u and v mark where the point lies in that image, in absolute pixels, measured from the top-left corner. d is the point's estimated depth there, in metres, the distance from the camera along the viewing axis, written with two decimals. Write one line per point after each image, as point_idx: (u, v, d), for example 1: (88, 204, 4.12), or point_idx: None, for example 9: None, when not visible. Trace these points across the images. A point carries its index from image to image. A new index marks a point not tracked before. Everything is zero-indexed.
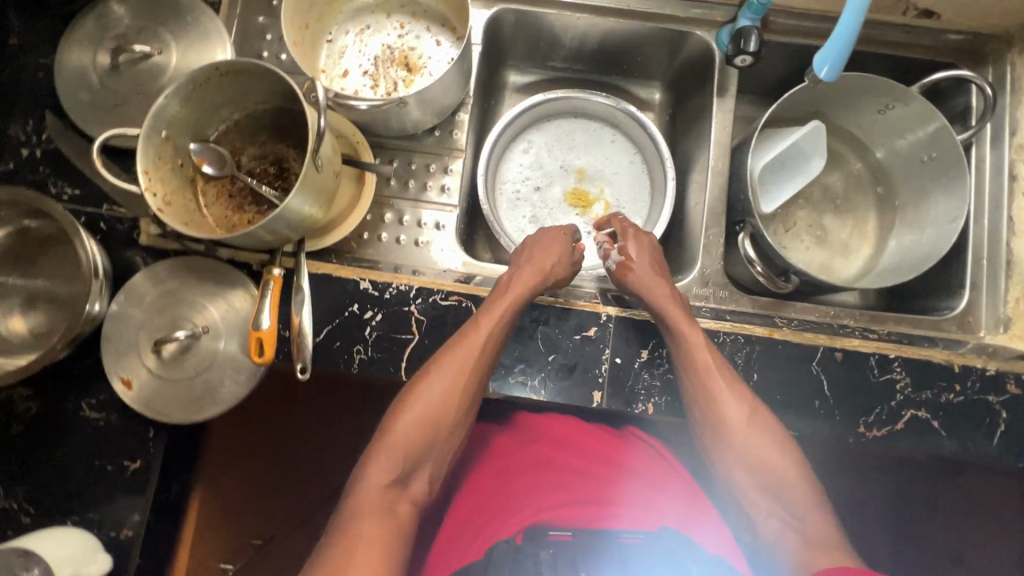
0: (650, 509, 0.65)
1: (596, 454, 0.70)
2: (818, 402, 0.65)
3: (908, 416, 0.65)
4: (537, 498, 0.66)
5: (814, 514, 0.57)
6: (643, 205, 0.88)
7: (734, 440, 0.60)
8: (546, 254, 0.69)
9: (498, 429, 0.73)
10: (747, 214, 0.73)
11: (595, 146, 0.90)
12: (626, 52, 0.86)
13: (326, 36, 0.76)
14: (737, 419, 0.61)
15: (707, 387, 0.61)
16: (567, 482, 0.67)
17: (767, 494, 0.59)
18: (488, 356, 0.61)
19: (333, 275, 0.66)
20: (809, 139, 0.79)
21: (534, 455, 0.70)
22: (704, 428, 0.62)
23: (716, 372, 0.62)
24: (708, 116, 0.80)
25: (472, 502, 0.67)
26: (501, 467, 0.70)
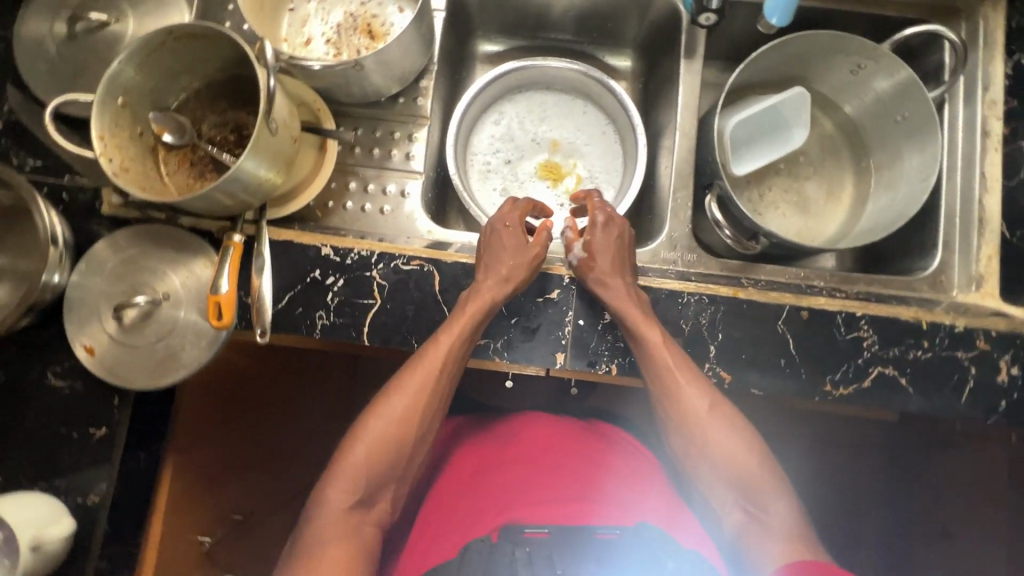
0: (628, 503, 0.66)
1: (573, 449, 0.71)
2: (783, 360, 0.64)
3: (875, 372, 0.64)
4: (509, 491, 0.66)
5: (779, 504, 0.60)
6: (616, 174, 0.88)
7: (699, 431, 0.62)
8: (499, 255, 0.65)
9: (471, 432, 0.74)
10: (715, 177, 0.72)
11: (567, 116, 0.89)
12: (595, 18, 0.85)
13: (288, 4, 0.75)
14: (700, 415, 0.62)
15: (670, 387, 0.62)
16: (542, 478, 0.67)
17: (733, 488, 0.62)
18: (457, 353, 0.63)
19: (294, 242, 0.65)
20: (790, 104, 0.77)
21: (511, 451, 0.70)
22: (671, 422, 0.63)
23: (680, 365, 0.62)
24: (677, 80, 0.79)
25: (443, 505, 0.67)
26: (476, 466, 0.70)
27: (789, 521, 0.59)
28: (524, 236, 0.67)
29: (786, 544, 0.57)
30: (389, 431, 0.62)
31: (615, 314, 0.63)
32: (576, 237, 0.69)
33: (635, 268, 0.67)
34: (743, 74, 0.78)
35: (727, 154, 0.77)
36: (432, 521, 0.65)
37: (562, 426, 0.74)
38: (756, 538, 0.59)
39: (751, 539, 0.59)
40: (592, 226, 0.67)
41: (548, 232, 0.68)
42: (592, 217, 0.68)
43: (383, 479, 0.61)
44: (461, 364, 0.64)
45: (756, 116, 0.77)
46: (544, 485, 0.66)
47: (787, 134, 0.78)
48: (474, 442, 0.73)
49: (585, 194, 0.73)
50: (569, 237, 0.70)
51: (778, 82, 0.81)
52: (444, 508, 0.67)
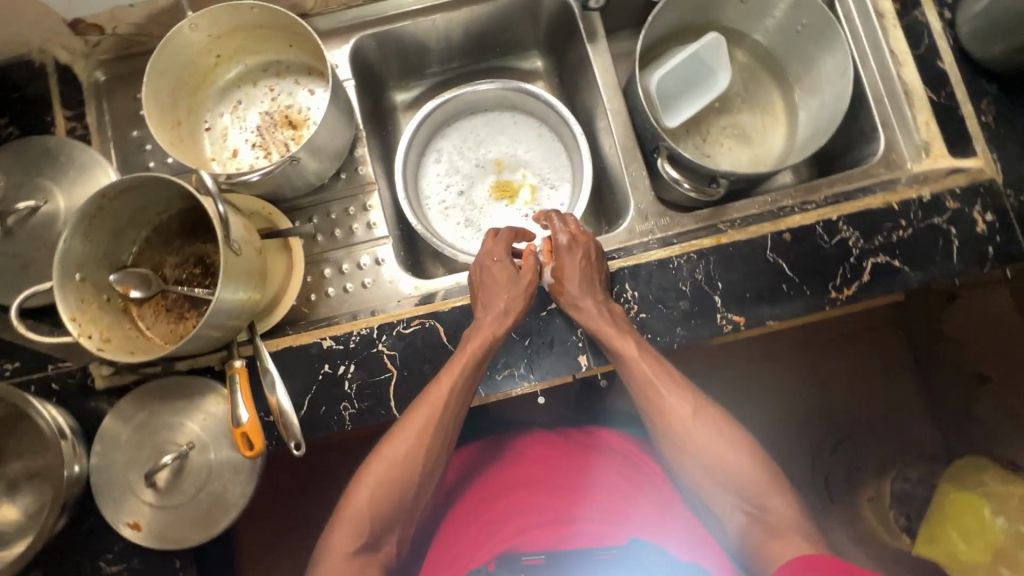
0: (618, 518, 0.72)
1: (572, 470, 0.75)
2: (785, 285, 0.66)
3: (869, 265, 0.67)
4: (511, 519, 0.72)
5: (776, 500, 0.62)
6: (565, 168, 0.90)
7: (687, 437, 0.65)
8: (494, 291, 0.66)
9: (489, 459, 0.77)
10: (659, 140, 0.75)
11: (501, 132, 0.91)
12: (494, 35, 0.88)
13: (203, 125, 0.75)
14: (682, 418, 0.66)
15: (652, 397, 0.66)
16: (540, 503, 0.73)
17: (730, 488, 0.64)
18: (460, 391, 0.62)
19: (294, 346, 0.65)
20: (709, 52, 0.80)
21: (518, 477, 0.76)
22: (657, 428, 0.67)
23: (661, 374, 0.65)
24: (589, 64, 0.82)
25: (460, 522, 0.73)
26: (489, 492, 0.75)
27: (786, 517, 0.61)
28: (514, 267, 0.69)
29: (785, 542, 0.58)
30: (392, 471, 0.62)
31: (589, 330, 0.65)
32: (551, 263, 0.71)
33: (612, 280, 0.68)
34: (648, 35, 0.81)
35: (657, 108, 0.80)
36: (450, 543, 0.71)
37: (557, 445, 0.77)
38: (755, 538, 0.60)
39: (750, 540, 0.61)
40: (562, 251, 0.69)
41: (535, 256, 0.71)
42: (557, 240, 0.70)
43: (388, 521, 0.62)
44: (465, 405, 0.64)
45: (676, 69, 0.80)
46: (540, 510, 0.73)
47: (713, 77, 0.81)
48: (490, 468, 0.76)
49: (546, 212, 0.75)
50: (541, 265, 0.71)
51: (679, 33, 0.85)
52: (461, 540, 0.71)
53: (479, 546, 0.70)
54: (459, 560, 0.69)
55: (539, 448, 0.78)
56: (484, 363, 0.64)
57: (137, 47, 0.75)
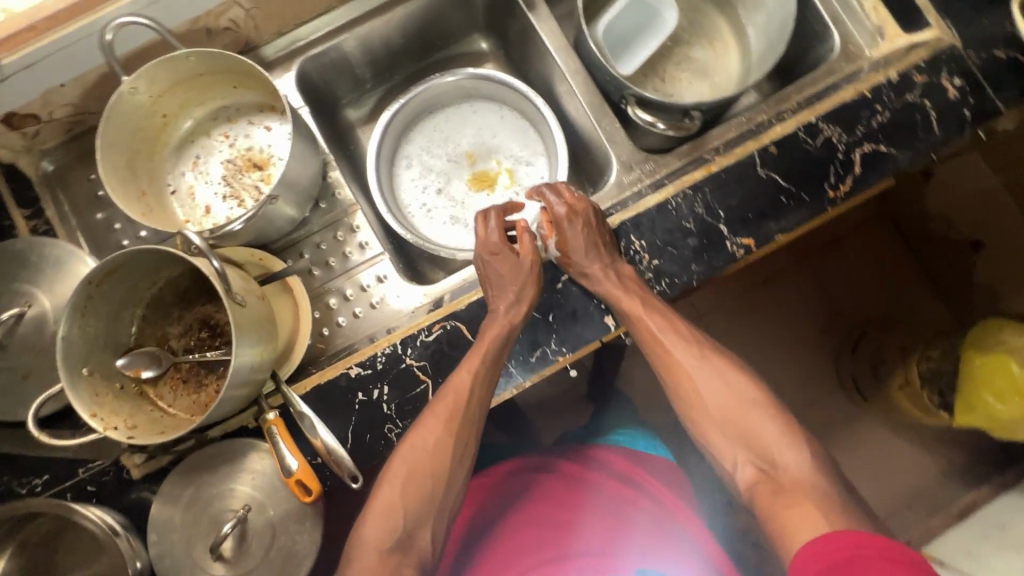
0: (621, 549, 0.79)
1: (577, 503, 0.83)
2: (783, 196, 0.67)
3: (858, 156, 0.68)
4: (530, 554, 0.79)
5: (787, 455, 0.63)
6: (536, 143, 0.90)
7: (692, 386, 0.69)
8: (502, 282, 0.66)
9: (511, 497, 0.85)
10: (624, 88, 0.75)
11: (464, 123, 0.91)
12: (433, 28, 0.86)
13: (168, 189, 0.72)
14: (688, 370, 0.69)
15: (658, 347, 0.69)
16: (553, 536, 0.80)
17: (738, 445, 0.65)
18: (483, 379, 0.62)
19: (322, 382, 0.64)
20: None
21: (535, 514, 0.83)
22: (667, 384, 0.71)
23: (669, 334, 0.69)
24: (536, 32, 0.81)
25: (491, 560, 0.80)
26: (513, 526, 0.82)
27: (795, 469, 0.61)
28: (514, 253, 0.69)
29: (791, 500, 0.59)
30: (420, 456, 0.62)
31: (597, 294, 0.65)
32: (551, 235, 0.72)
33: (616, 245, 0.67)
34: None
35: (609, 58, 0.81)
36: None
37: (562, 480, 0.86)
38: (763, 493, 0.61)
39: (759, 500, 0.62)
40: (563, 224, 0.69)
41: (529, 235, 0.71)
42: (554, 212, 0.71)
43: (423, 513, 0.62)
44: (490, 391, 0.63)
45: (621, 16, 0.82)
46: (551, 545, 0.79)
47: (659, 17, 0.82)
48: (510, 508, 0.84)
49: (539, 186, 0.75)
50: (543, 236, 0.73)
51: None
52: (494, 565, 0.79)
53: None
54: None
55: (550, 482, 0.86)
56: (507, 343, 0.63)
57: (77, 126, 0.72)
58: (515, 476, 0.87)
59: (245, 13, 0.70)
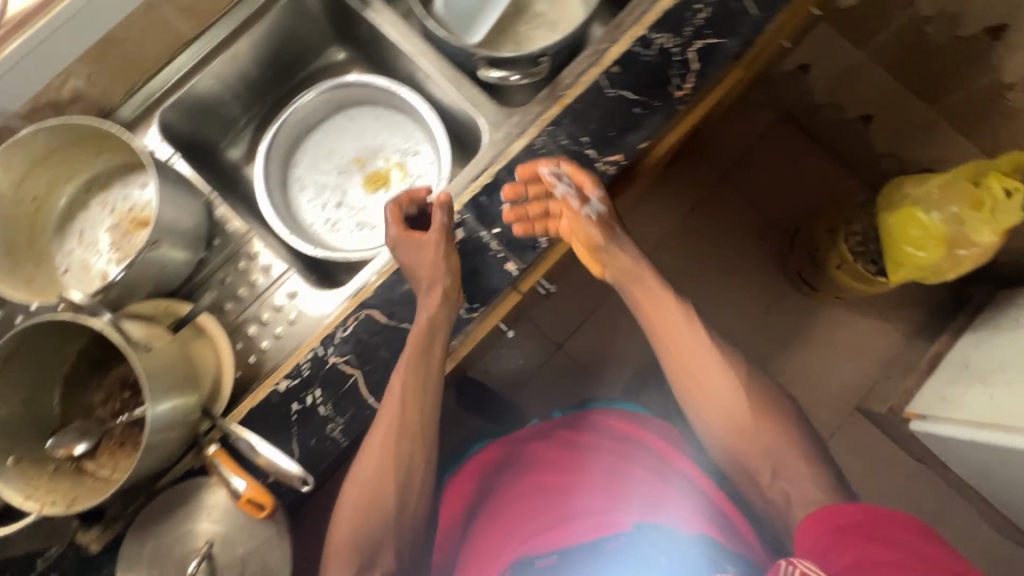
0: (620, 507, 0.80)
1: (576, 467, 0.85)
2: (636, 107, 0.71)
3: (693, 55, 0.72)
4: (529, 523, 0.81)
5: (802, 469, 0.74)
6: (416, 131, 0.93)
7: (718, 394, 0.77)
8: (414, 267, 0.66)
9: (509, 474, 0.88)
10: (472, 54, 0.78)
11: (345, 133, 0.94)
12: (284, 51, 0.89)
13: (60, 271, 0.73)
14: (714, 381, 0.77)
15: (679, 349, 0.78)
16: (553, 501, 0.82)
17: (766, 460, 0.75)
18: (421, 372, 0.65)
19: (255, 404, 0.65)
20: None
21: (533, 483, 0.85)
22: (688, 380, 0.78)
23: (680, 330, 0.78)
24: (378, 27, 0.84)
25: (490, 534, 0.82)
26: (511, 498, 0.85)
27: (813, 488, 0.73)
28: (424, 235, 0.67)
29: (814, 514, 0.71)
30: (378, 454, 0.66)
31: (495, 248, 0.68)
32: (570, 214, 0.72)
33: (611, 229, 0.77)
34: None
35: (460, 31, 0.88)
36: (478, 553, 0.81)
37: (561, 446, 0.88)
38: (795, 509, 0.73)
39: (788, 514, 0.74)
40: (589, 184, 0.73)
41: (441, 212, 0.67)
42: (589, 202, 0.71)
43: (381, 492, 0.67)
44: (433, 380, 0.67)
45: None
46: (550, 509, 0.81)
47: None
48: (508, 482, 0.87)
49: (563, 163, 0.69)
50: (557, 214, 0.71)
51: None
52: (491, 537, 0.81)
53: (501, 550, 0.79)
54: (484, 562, 0.79)
55: (547, 448, 0.88)
56: (436, 337, 0.66)
57: None
58: (518, 453, 0.89)
59: (85, 81, 0.71)
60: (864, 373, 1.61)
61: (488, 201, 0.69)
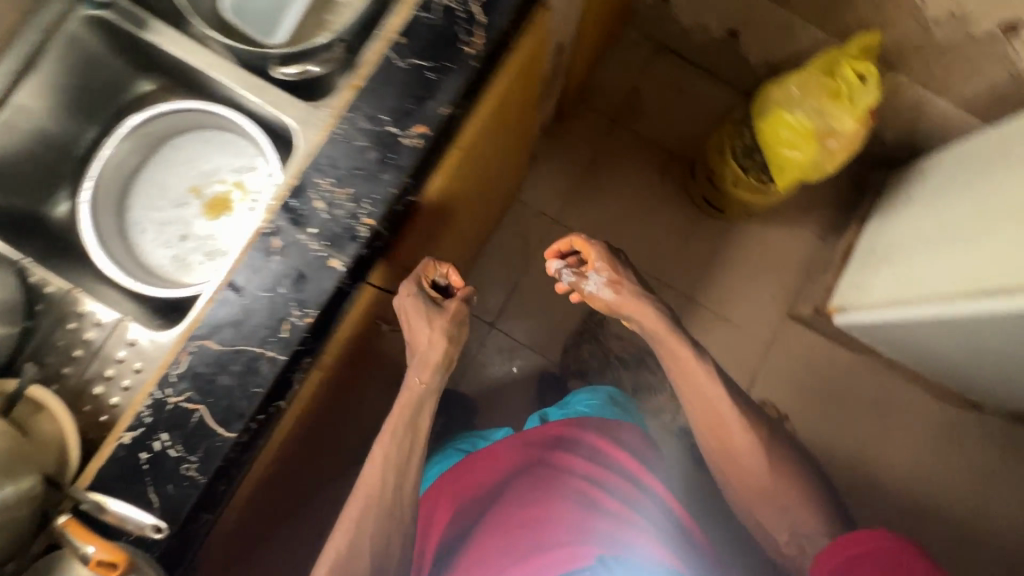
0: (588, 532, 0.83)
1: (553, 496, 0.88)
2: (429, 73, 0.69)
3: (477, 9, 0.70)
4: (508, 549, 0.84)
5: (803, 512, 0.88)
6: (246, 145, 0.89)
7: (735, 444, 0.91)
8: (414, 321, 0.83)
9: (492, 504, 0.91)
10: (266, 57, 0.77)
11: (173, 165, 0.89)
12: (77, 93, 0.84)
13: None
14: (737, 435, 0.90)
15: (702, 396, 0.92)
16: (530, 530, 0.84)
17: (770, 504, 0.90)
18: (413, 403, 0.82)
19: (102, 463, 0.62)
20: None
21: (513, 511, 0.88)
22: (714, 429, 0.92)
23: (702, 386, 0.91)
24: (164, 48, 0.79)
25: (471, 561, 0.85)
26: (493, 525, 0.88)
27: (811, 530, 0.88)
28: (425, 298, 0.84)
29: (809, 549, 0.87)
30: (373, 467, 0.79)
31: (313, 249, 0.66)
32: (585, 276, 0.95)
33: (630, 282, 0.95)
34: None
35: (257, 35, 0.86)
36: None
37: (542, 474, 0.92)
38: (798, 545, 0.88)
39: (784, 545, 0.90)
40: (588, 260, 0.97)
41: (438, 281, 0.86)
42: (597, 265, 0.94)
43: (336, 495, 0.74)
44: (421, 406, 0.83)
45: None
46: (527, 537, 0.84)
47: None
48: (493, 509, 0.90)
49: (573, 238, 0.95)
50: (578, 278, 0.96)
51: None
52: (481, 547, 0.86)
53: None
54: None
55: (529, 478, 0.92)
56: (423, 407, 0.83)
57: None
58: (506, 481, 0.93)
59: None
60: (789, 281, 1.64)
61: (299, 203, 0.66)
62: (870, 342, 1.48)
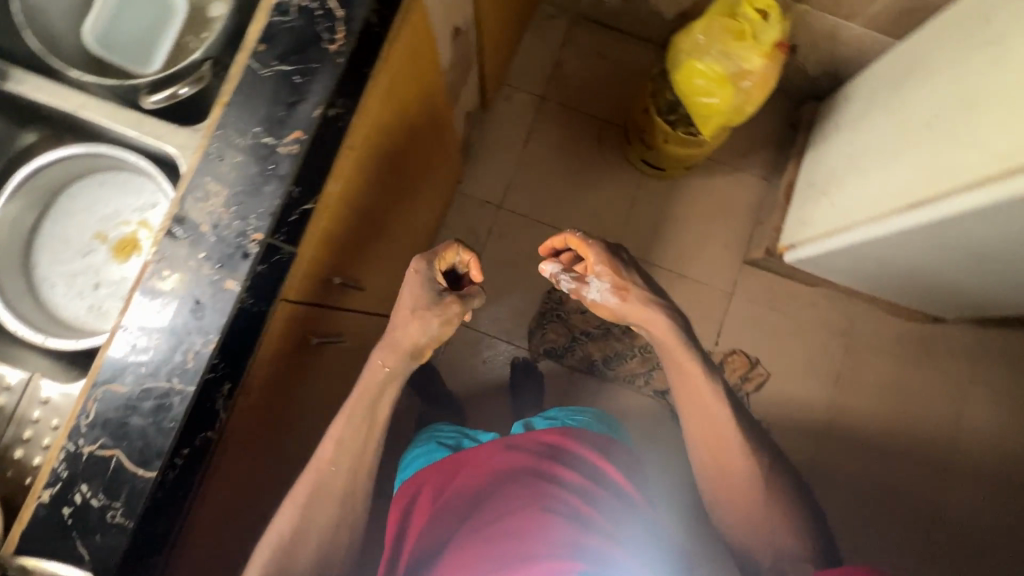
0: (570, 544, 0.77)
1: (533, 507, 0.81)
2: (296, 76, 0.67)
3: (334, 4, 0.69)
4: (479, 562, 0.78)
5: (793, 545, 0.80)
6: (146, 182, 0.88)
7: (727, 463, 0.84)
8: (406, 297, 0.82)
9: (469, 514, 0.85)
10: (133, 87, 0.76)
11: (74, 215, 0.87)
12: None
13: None
14: (731, 456, 0.84)
15: (699, 407, 0.86)
16: (505, 543, 0.78)
17: (764, 537, 0.81)
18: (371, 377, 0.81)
19: (24, 525, 0.61)
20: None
21: (488, 523, 0.82)
22: (710, 448, 0.86)
23: (700, 397, 0.86)
24: (29, 94, 0.76)
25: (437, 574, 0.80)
26: (466, 536, 0.82)
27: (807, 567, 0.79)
28: (426, 278, 0.82)
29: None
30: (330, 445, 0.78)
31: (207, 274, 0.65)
32: (585, 283, 0.92)
33: (636, 286, 0.90)
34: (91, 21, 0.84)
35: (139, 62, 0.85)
36: None
37: (526, 482, 0.86)
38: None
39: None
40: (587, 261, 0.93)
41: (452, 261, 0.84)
42: (597, 268, 0.90)
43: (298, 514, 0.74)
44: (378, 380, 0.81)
45: (135, 25, 0.86)
46: (501, 551, 0.78)
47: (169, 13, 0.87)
48: (469, 518, 0.84)
49: (569, 234, 0.93)
50: (578, 286, 0.93)
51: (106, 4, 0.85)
52: (452, 555, 0.81)
53: None
54: None
55: (511, 488, 0.85)
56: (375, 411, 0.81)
57: None
58: (487, 491, 0.87)
59: None
60: (739, 227, 1.65)
61: (184, 230, 0.65)
62: (837, 276, 1.47)
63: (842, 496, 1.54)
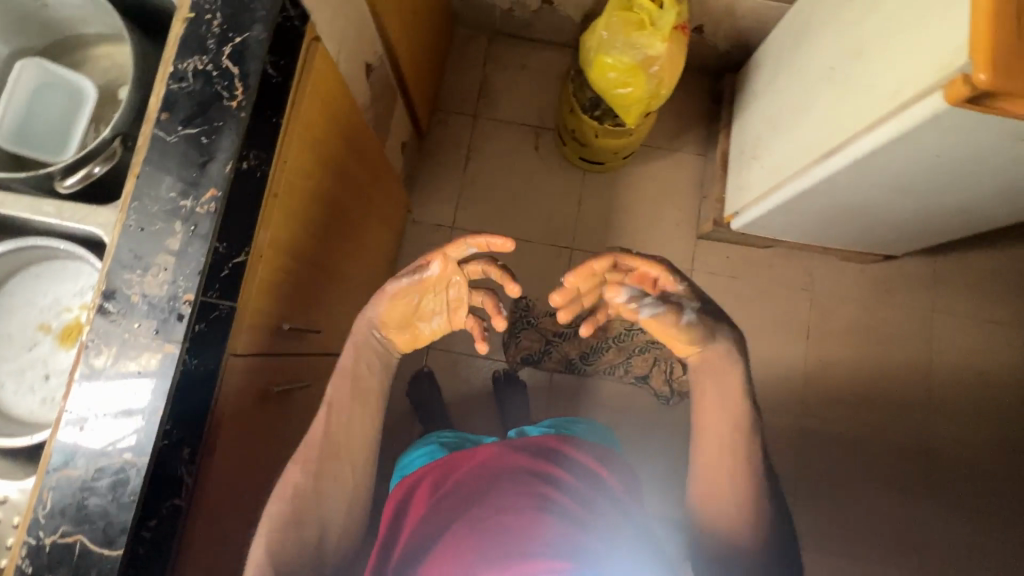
0: (569, 537, 0.76)
1: (534, 503, 0.80)
2: (203, 136, 0.69)
3: (229, 62, 0.70)
4: (473, 554, 0.75)
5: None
6: (83, 267, 0.88)
7: (733, 491, 0.77)
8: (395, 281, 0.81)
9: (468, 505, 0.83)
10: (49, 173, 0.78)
11: (12, 311, 0.86)
12: None
13: None
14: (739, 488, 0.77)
15: (721, 427, 0.79)
16: (503, 537, 0.76)
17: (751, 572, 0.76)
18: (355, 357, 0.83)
19: None
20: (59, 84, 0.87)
21: (486, 516, 0.80)
22: (715, 469, 0.79)
23: (724, 415, 0.79)
24: None
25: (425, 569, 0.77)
26: (462, 527, 0.80)
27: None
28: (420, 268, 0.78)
29: None
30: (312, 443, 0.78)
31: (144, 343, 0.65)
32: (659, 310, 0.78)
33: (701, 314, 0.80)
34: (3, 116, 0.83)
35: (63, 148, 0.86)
36: None
37: (528, 479, 0.85)
38: None
39: None
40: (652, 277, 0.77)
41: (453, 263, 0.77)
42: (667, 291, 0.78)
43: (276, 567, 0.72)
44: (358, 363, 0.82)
45: (50, 111, 0.86)
46: (497, 544, 0.75)
47: (82, 94, 0.88)
48: (466, 509, 0.82)
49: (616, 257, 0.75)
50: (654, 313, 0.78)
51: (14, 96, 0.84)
52: (445, 543, 0.79)
53: None
54: None
55: (513, 483, 0.84)
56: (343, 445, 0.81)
57: None
58: (487, 484, 0.85)
59: None
60: (686, 205, 1.69)
61: (116, 303, 0.66)
62: (789, 236, 1.51)
63: (831, 444, 1.57)
